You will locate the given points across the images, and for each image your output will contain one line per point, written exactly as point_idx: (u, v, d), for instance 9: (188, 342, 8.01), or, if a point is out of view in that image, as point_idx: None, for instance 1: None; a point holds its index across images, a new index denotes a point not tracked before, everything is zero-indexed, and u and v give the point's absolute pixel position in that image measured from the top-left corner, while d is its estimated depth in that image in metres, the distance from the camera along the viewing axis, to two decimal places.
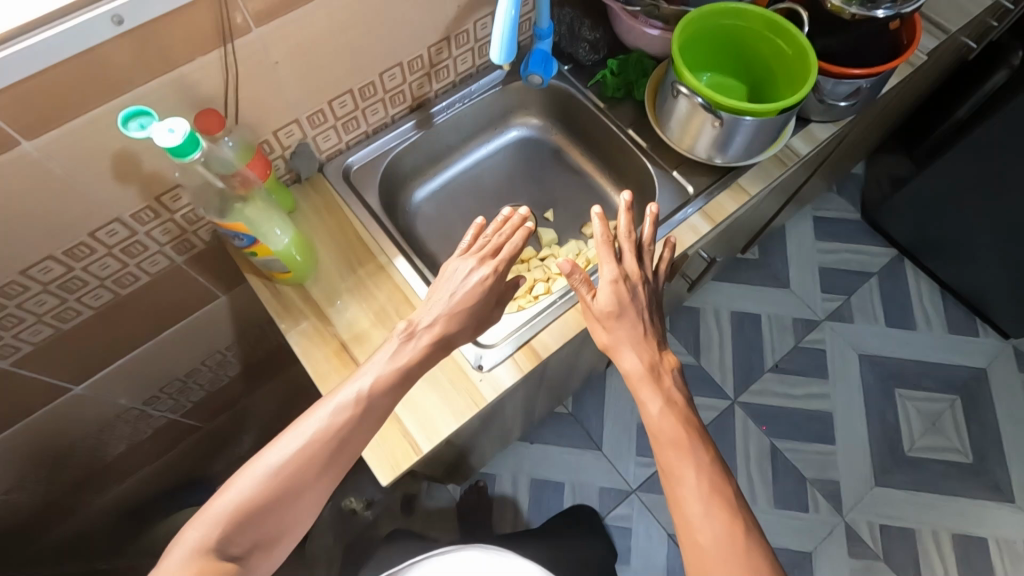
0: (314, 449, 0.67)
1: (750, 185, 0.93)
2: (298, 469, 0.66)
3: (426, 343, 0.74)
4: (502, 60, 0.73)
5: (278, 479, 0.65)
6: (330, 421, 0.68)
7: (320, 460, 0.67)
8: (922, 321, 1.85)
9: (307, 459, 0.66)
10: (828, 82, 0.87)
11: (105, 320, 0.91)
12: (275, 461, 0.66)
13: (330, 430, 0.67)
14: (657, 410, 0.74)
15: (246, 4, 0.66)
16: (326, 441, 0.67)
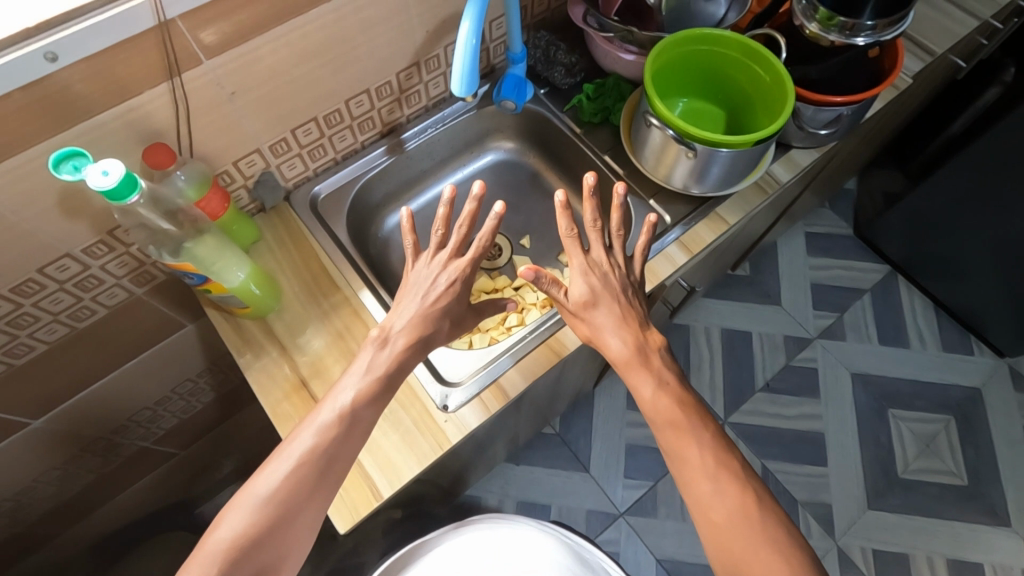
0: (302, 473, 0.63)
1: (730, 215, 0.90)
2: (289, 496, 0.62)
3: (402, 346, 0.70)
4: (462, 91, 0.72)
5: (269, 510, 0.61)
6: (314, 441, 0.64)
7: (311, 483, 0.63)
8: (915, 340, 1.82)
9: (296, 484, 0.63)
10: (808, 109, 0.85)
11: (62, 353, 0.88)
12: (265, 490, 0.62)
13: (314, 451, 0.64)
14: (651, 392, 0.72)
15: (194, 37, 0.64)
16: (312, 462, 0.63)
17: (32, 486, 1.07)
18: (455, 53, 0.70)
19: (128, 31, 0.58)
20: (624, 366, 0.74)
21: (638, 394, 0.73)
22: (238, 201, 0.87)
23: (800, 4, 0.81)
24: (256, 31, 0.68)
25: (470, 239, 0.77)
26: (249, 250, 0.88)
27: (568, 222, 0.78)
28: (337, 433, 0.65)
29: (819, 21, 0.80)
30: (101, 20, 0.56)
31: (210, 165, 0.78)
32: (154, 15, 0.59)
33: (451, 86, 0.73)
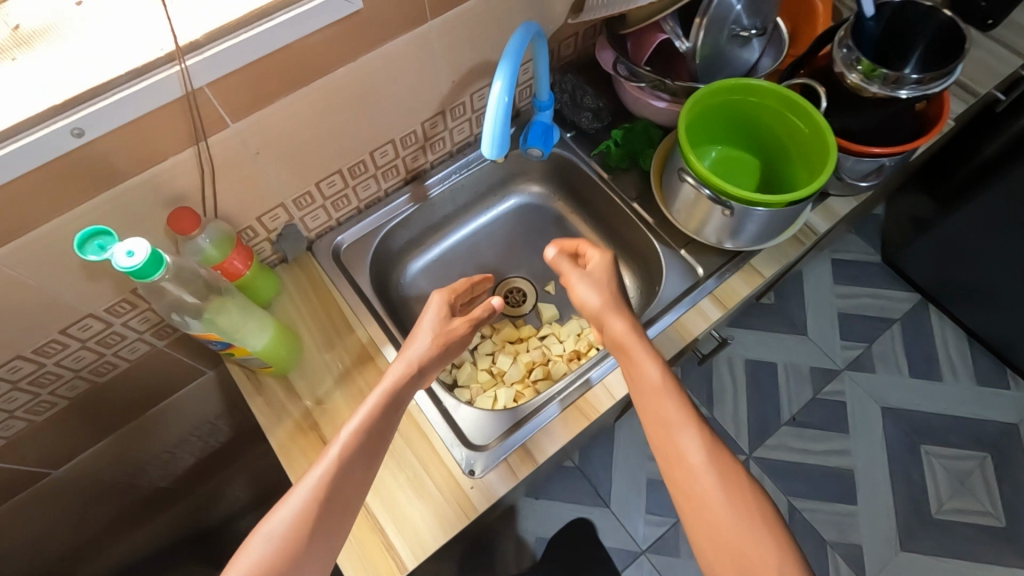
0: (312, 507, 0.63)
1: (766, 268, 0.87)
2: (300, 532, 0.61)
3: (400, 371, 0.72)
4: (494, 153, 0.69)
5: (280, 549, 0.60)
6: (322, 474, 0.64)
7: (322, 518, 0.63)
8: (948, 372, 1.76)
9: (307, 520, 0.62)
10: (848, 159, 0.82)
11: (84, 406, 0.87)
12: (277, 528, 0.61)
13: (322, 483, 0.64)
14: (693, 443, 0.64)
15: (221, 103, 0.62)
16: (321, 496, 0.63)
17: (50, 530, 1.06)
18: (485, 116, 0.67)
19: (156, 102, 0.57)
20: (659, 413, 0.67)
21: (679, 447, 0.64)
22: (260, 254, 0.85)
23: (840, 53, 0.78)
24: (283, 91, 0.67)
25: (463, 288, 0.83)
26: (271, 303, 0.86)
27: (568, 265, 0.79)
28: (346, 463, 0.65)
29: (860, 72, 0.76)
30: (130, 94, 0.55)
31: (234, 221, 0.77)
32: (182, 85, 0.57)
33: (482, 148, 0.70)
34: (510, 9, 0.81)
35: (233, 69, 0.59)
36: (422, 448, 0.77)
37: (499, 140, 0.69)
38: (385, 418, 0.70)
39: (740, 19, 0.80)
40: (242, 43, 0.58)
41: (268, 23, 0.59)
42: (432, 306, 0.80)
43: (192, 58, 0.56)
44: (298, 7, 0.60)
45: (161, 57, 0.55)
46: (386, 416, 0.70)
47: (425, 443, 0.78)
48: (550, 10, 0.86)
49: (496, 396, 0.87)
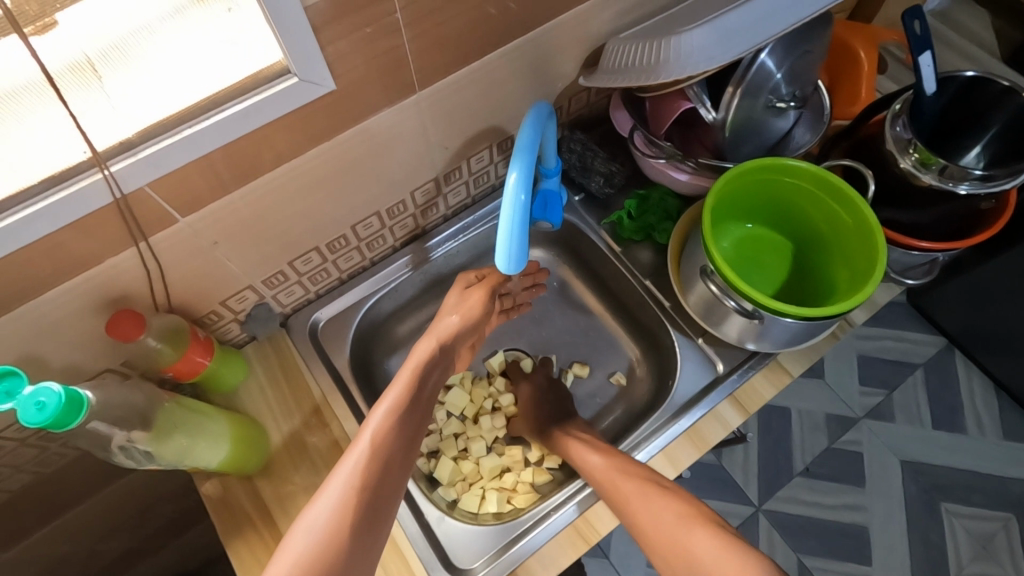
0: (357, 497, 0.56)
1: (792, 367, 0.77)
2: (344, 521, 0.54)
3: (431, 345, 0.70)
4: (509, 265, 0.60)
5: (328, 541, 0.53)
6: (362, 458, 0.58)
7: (366, 515, 0.56)
8: (973, 425, 1.56)
9: (352, 511, 0.55)
10: (893, 251, 0.72)
11: (30, 495, 0.78)
12: (318, 522, 0.54)
13: (362, 470, 0.57)
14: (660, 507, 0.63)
15: (162, 197, 0.53)
16: (365, 484, 0.57)
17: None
18: (500, 227, 0.58)
19: (76, 214, 0.49)
20: (611, 486, 0.67)
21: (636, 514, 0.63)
22: (226, 334, 0.77)
23: (892, 132, 0.68)
24: (239, 180, 0.58)
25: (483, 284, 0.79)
26: (236, 390, 0.78)
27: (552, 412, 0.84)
28: (386, 454, 0.59)
29: (914, 159, 0.66)
30: (43, 207, 0.47)
31: (191, 310, 0.68)
32: (110, 192, 0.49)
33: (495, 261, 0.61)
34: (511, 73, 0.71)
35: (173, 169, 0.51)
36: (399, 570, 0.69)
37: (516, 254, 0.60)
38: (412, 407, 0.64)
39: (778, 87, 0.70)
40: (183, 140, 0.50)
41: (217, 116, 0.50)
42: (448, 306, 0.77)
43: (118, 163, 0.48)
44: (256, 94, 0.51)
45: (83, 162, 0.47)
46: (412, 405, 0.64)
47: (403, 564, 0.69)
48: (557, 69, 0.76)
49: (486, 497, 0.79)
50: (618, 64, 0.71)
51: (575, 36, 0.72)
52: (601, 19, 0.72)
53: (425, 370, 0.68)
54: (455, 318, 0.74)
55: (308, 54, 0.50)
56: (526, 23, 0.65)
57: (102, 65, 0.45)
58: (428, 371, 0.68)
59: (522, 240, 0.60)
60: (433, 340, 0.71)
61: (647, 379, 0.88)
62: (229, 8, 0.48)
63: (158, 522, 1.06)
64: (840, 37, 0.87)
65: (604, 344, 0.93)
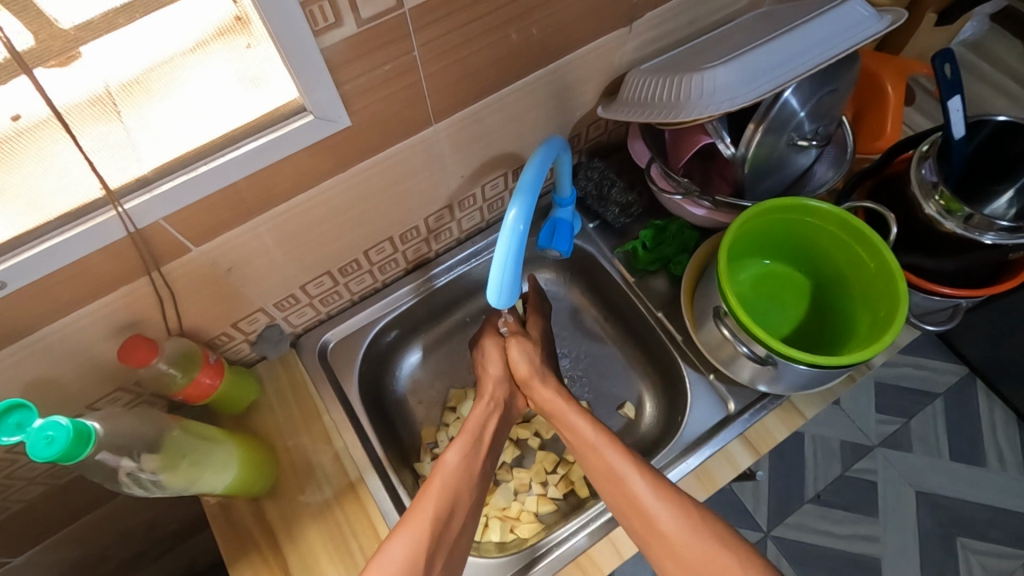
0: (435, 532, 0.62)
1: (809, 409, 0.75)
2: (422, 553, 0.60)
3: (488, 401, 0.77)
4: (503, 301, 0.59)
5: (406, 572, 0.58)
6: (438, 497, 0.65)
7: (439, 543, 0.62)
8: (994, 459, 1.52)
9: (428, 546, 0.61)
10: (915, 295, 0.70)
11: (42, 504, 0.79)
12: (398, 553, 0.59)
13: (437, 507, 0.64)
14: (645, 492, 0.64)
15: (176, 229, 0.53)
16: (439, 517, 0.63)
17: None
18: (495, 258, 0.57)
19: (92, 246, 0.49)
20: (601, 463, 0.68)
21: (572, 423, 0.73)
22: (237, 354, 0.78)
23: (918, 174, 0.66)
24: (255, 210, 0.58)
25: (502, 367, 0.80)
26: (248, 411, 0.78)
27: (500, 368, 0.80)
28: (459, 488, 0.67)
29: (939, 203, 0.64)
30: (59, 242, 0.47)
31: (203, 332, 0.69)
32: (124, 228, 0.50)
33: (486, 292, 0.60)
34: (531, 104, 0.71)
35: (188, 204, 0.51)
36: (366, 537, 0.71)
37: (507, 285, 0.58)
38: (476, 448, 0.72)
39: (801, 124, 0.69)
40: (198, 177, 0.50)
41: (233, 151, 0.51)
42: (487, 354, 0.81)
43: (132, 201, 0.49)
44: (272, 131, 0.52)
45: (98, 198, 0.48)
46: (475, 448, 0.72)
47: (371, 532, 0.72)
48: (576, 98, 0.75)
49: (489, 526, 0.78)
50: (636, 97, 0.70)
51: (596, 67, 0.72)
52: (623, 50, 0.71)
53: (486, 419, 0.75)
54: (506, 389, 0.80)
55: (323, 93, 0.50)
56: (546, 56, 0.65)
57: (122, 99, 0.45)
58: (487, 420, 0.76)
59: (516, 273, 0.58)
60: (489, 394, 0.78)
61: (657, 417, 0.86)
62: (250, 44, 0.47)
63: (165, 528, 1.07)
64: (868, 70, 0.86)
65: (614, 374, 0.91)
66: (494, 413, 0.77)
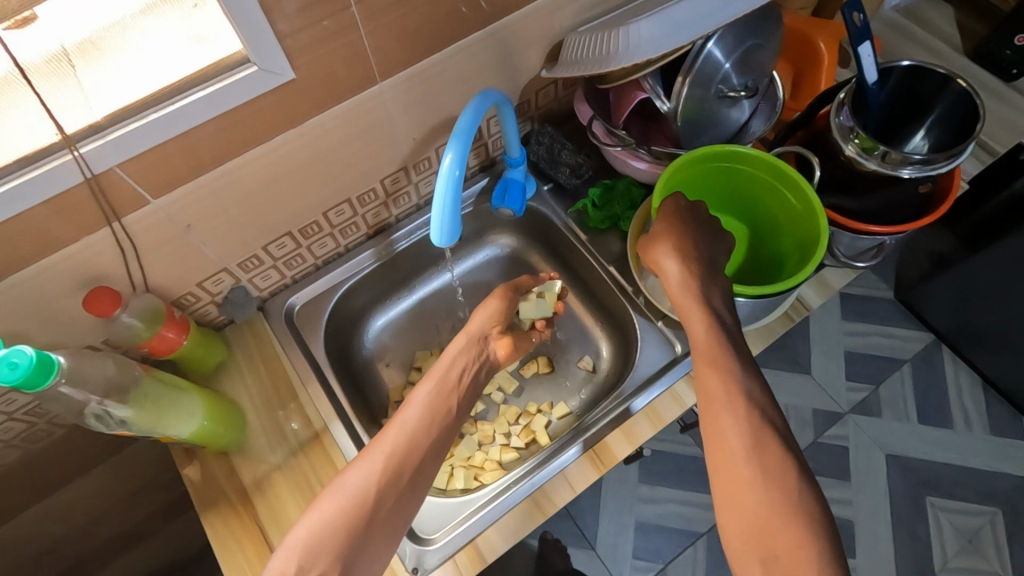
0: (388, 469, 0.62)
1: (751, 347, 0.79)
2: (374, 486, 0.60)
3: (464, 340, 0.76)
4: (444, 240, 0.62)
5: (354, 505, 0.59)
6: (394, 438, 0.64)
7: (394, 483, 0.61)
8: (961, 422, 1.57)
9: (381, 479, 0.61)
10: (846, 236, 0.74)
11: (20, 470, 0.81)
12: (353, 483, 0.60)
13: (393, 445, 0.63)
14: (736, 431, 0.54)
15: (137, 181, 0.57)
16: (393, 455, 0.63)
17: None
18: (434, 200, 0.61)
19: (52, 191, 0.52)
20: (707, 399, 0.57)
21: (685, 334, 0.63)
22: (205, 316, 0.81)
23: (836, 121, 0.70)
24: (210, 164, 0.61)
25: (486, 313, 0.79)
26: (216, 370, 0.81)
27: (486, 315, 0.78)
28: (420, 428, 0.65)
29: (857, 145, 0.69)
30: (19, 183, 0.50)
31: (169, 291, 0.72)
32: (80, 171, 0.52)
33: (430, 233, 0.64)
34: (475, 66, 0.74)
35: (143, 151, 0.54)
36: (324, 470, 0.75)
37: (449, 227, 0.62)
38: (444, 390, 0.70)
39: (727, 77, 0.73)
40: (149, 124, 0.53)
41: (181, 100, 0.53)
42: (484, 307, 0.80)
43: (87, 145, 0.51)
44: (218, 81, 0.54)
45: (55, 143, 0.51)
46: (447, 388, 0.70)
47: (327, 464, 0.76)
48: (520, 61, 0.79)
49: (454, 475, 0.81)
50: (573, 57, 0.74)
51: (537, 30, 0.76)
52: (561, 14, 0.76)
53: (457, 358, 0.74)
54: (491, 331, 0.78)
55: (266, 45, 0.54)
56: (484, 17, 0.69)
57: (77, 56, 0.50)
58: (470, 365, 0.74)
59: (457, 215, 0.63)
60: (466, 334, 0.77)
61: (613, 366, 0.91)
62: (196, 4, 0.52)
63: (147, 506, 1.09)
64: (800, 33, 0.91)
65: (574, 331, 0.95)
66: (470, 349, 0.75)
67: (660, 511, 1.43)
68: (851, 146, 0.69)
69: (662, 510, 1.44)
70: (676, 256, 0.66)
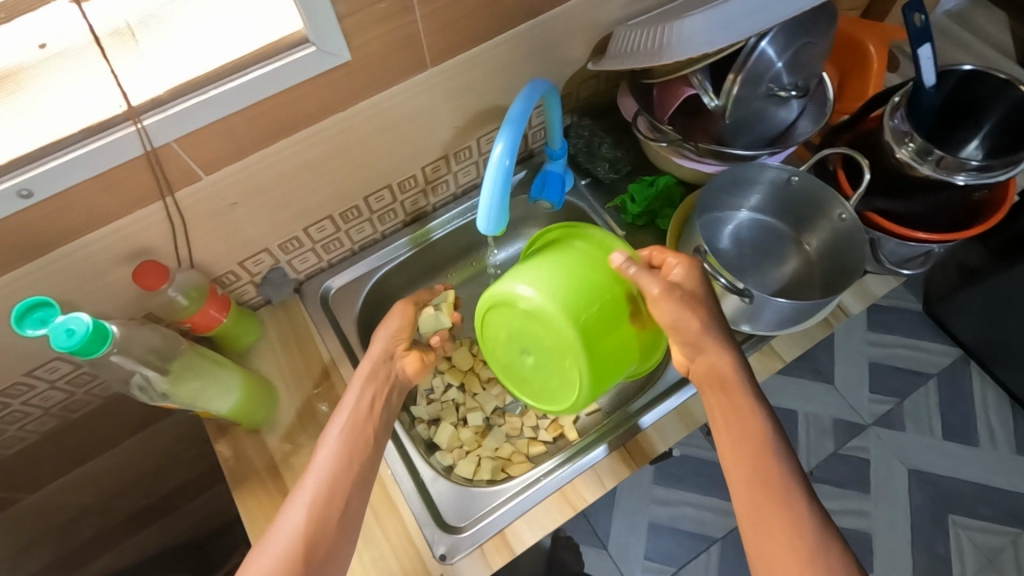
0: (316, 517, 0.58)
1: (786, 353, 0.79)
2: (305, 537, 0.56)
3: (368, 365, 0.69)
4: (490, 227, 0.62)
5: (286, 561, 0.55)
6: (314, 484, 0.60)
7: (324, 530, 0.58)
8: (986, 439, 1.54)
9: (310, 529, 0.57)
10: (890, 242, 0.73)
11: (57, 439, 0.83)
12: (281, 537, 0.57)
13: (315, 492, 0.59)
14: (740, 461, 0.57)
15: (191, 156, 0.58)
16: (319, 503, 0.59)
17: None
18: (482, 189, 0.61)
19: (113, 162, 0.53)
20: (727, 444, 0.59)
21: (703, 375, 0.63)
22: (243, 296, 0.82)
23: (891, 123, 0.70)
24: (260, 143, 0.62)
25: (393, 332, 0.72)
26: (250, 349, 0.82)
27: (389, 330, 0.72)
28: (337, 470, 0.61)
29: (911, 149, 0.67)
30: (82, 153, 0.51)
31: (212, 269, 0.73)
32: (141, 144, 0.53)
33: (477, 220, 0.63)
34: (523, 56, 0.74)
35: (199, 126, 0.55)
36: None
37: (496, 214, 0.62)
38: (356, 425, 0.65)
39: (779, 75, 0.72)
40: (209, 100, 0.53)
41: (240, 78, 0.54)
42: (384, 324, 0.72)
43: (150, 118, 0.52)
44: (276, 60, 0.55)
45: (118, 115, 0.51)
46: (360, 422, 0.65)
47: None
48: (567, 53, 0.79)
49: (480, 466, 0.81)
50: (624, 48, 0.73)
51: (584, 21, 0.75)
52: (611, 7, 0.75)
53: (366, 389, 0.68)
54: (399, 351, 0.71)
55: (326, 26, 0.54)
56: (537, 6, 0.69)
57: (141, 30, 0.50)
58: (380, 390, 0.69)
59: (504, 204, 0.62)
60: (369, 360, 0.70)
61: None
62: None
63: (171, 482, 1.10)
64: (849, 35, 0.89)
65: None
66: (376, 378, 0.68)
67: (675, 513, 1.42)
68: (903, 150, 0.68)
69: (677, 513, 1.43)
70: (661, 292, 0.61)
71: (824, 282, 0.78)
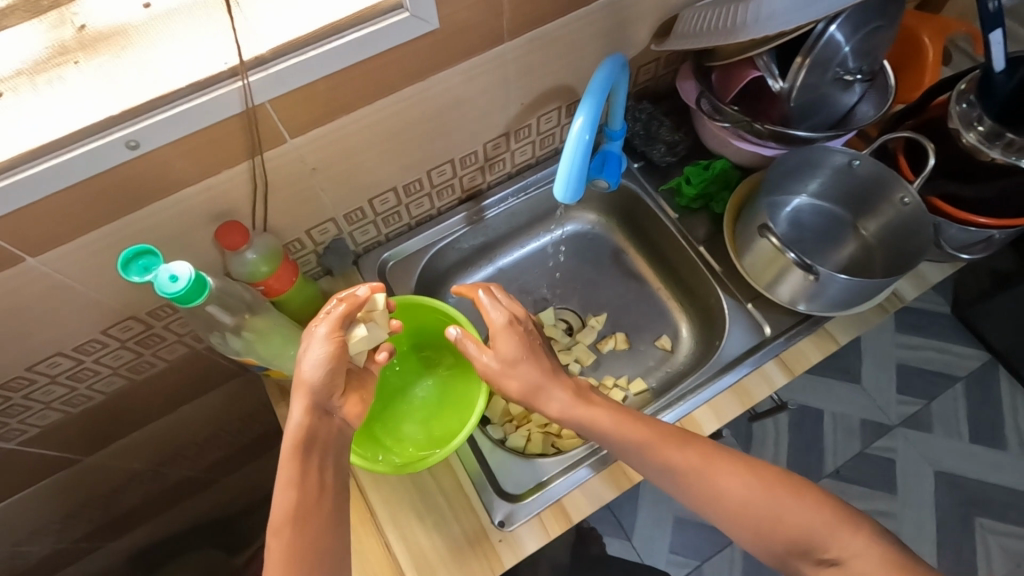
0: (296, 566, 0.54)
1: (840, 335, 0.80)
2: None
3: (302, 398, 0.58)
4: (566, 197, 0.64)
5: None
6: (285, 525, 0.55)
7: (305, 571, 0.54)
8: (1016, 444, 1.53)
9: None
10: (951, 227, 0.73)
11: (119, 401, 0.85)
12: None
13: (291, 534, 0.55)
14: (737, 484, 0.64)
15: (281, 118, 0.59)
16: (296, 549, 0.54)
17: (26, 544, 0.96)
18: (561, 161, 0.62)
19: (213, 118, 0.55)
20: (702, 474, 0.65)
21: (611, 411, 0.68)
22: (305, 265, 0.83)
23: (959, 108, 0.71)
24: (343, 109, 0.63)
25: (320, 351, 0.58)
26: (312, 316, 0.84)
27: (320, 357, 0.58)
28: (304, 507, 0.56)
29: (979, 133, 0.70)
30: (189, 108, 0.53)
31: (282, 234, 0.75)
32: (243, 102, 0.55)
33: (553, 191, 0.65)
34: (592, 34, 0.76)
35: (298, 86, 0.57)
36: None
37: (573, 185, 0.64)
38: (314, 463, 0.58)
39: (846, 60, 0.73)
40: (309, 60, 0.55)
41: (337, 40, 0.56)
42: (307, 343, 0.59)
43: (255, 75, 0.54)
44: (371, 25, 0.56)
45: (223, 71, 0.53)
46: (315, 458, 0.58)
47: None
48: (633, 33, 0.80)
49: (532, 439, 0.82)
50: (693, 29, 0.75)
51: (654, 2, 0.76)
52: None
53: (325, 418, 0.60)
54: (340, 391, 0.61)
55: None
56: None
57: None
58: (322, 459, 0.59)
59: (580, 177, 0.64)
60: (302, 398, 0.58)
61: (693, 346, 0.91)
62: None
63: (212, 454, 1.12)
64: (908, 27, 0.89)
65: (652, 309, 0.96)
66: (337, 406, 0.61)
67: None
68: (971, 134, 0.70)
69: None
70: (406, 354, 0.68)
71: (885, 265, 0.79)
